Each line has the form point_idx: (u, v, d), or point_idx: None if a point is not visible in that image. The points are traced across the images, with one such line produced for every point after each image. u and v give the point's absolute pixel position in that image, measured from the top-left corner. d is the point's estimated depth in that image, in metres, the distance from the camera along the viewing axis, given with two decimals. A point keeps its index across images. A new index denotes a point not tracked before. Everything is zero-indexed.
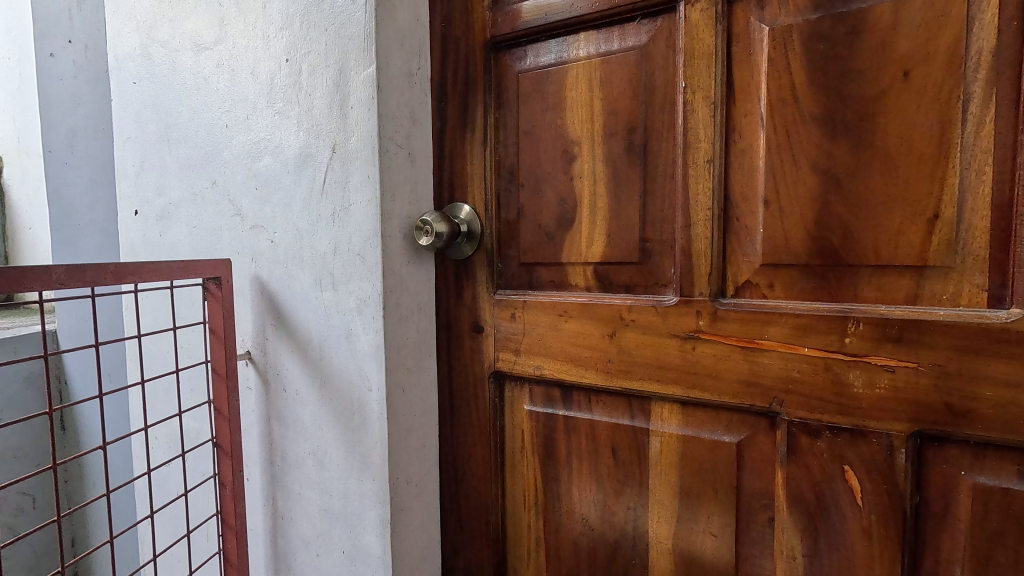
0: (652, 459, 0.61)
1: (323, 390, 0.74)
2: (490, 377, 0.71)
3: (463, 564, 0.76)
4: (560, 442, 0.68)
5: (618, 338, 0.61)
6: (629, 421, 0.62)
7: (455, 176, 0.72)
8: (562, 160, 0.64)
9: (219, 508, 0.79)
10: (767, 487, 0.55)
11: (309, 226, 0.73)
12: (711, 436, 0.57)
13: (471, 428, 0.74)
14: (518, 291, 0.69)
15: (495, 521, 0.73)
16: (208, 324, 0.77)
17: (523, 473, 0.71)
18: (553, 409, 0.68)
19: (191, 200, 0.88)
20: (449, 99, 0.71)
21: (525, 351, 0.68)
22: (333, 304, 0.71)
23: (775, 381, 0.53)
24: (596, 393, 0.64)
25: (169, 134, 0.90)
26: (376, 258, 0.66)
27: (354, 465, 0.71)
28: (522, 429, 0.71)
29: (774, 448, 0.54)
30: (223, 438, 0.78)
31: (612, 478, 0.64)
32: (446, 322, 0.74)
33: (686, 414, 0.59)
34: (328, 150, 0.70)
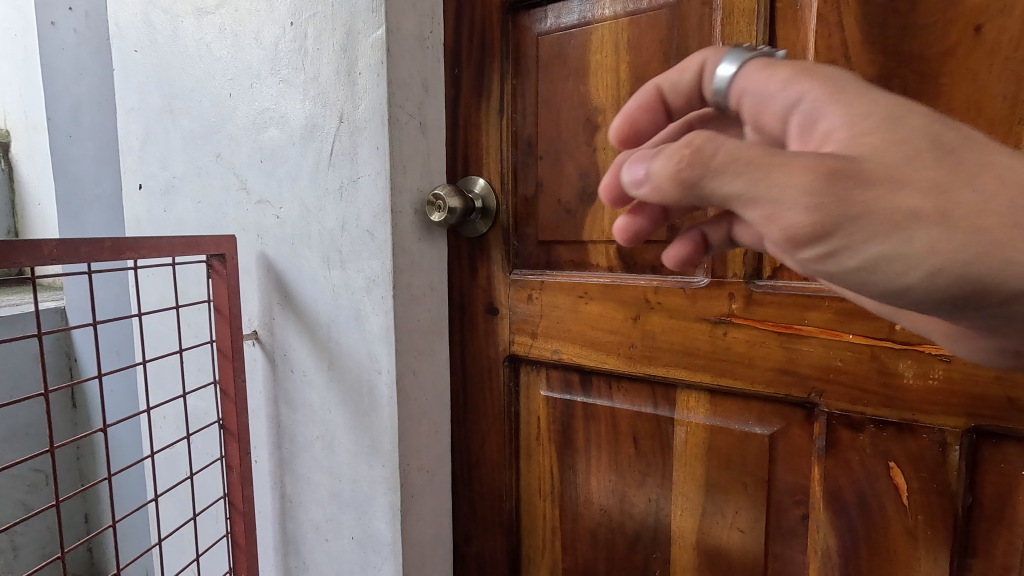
0: (675, 450, 0.58)
1: (331, 372, 0.71)
2: (505, 360, 0.68)
3: (475, 551, 0.74)
4: (578, 429, 0.64)
5: (642, 322, 0.57)
6: (652, 409, 0.59)
7: (469, 149, 0.68)
8: (583, 131, 0.60)
9: (227, 491, 0.78)
10: (801, 482, 0.51)
11: (316, 201, 0.69)
12: (741, 427, 0.54)
13: (484, 413, 0.71)
14: (536, 271, 0.65)
15: (509, 509, 0.71)
16: (211, 304, 0.75)
17: (538, 461, 0.68)
18: (570, 395, 0.65)
19: (195, 174, 0.85)
20: (464, 66, 0.67)
21: (543, 334, 0.65)
22: (341, 283, 0.68)
23: (814, 370, 0.49)
24: (617, 380, 0.61)
25: (172, 105, 0.87)
26: (386, 235, 0.62)
27: (364, 449, 0.69)
28: (538, 415, 0.68)
29: (809, 441, 0.51)
30: (229, 420, 0.76)
31: (632, 468, 0.61)
32: (459, 302, 0.71)
33: (714, 403, 0.55)
34: (335, 119, 0.66)
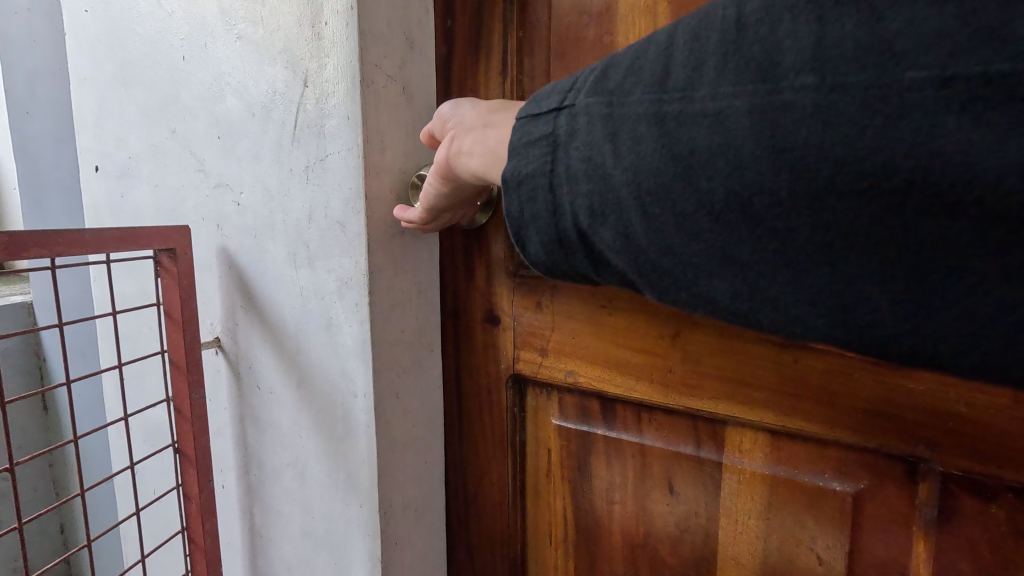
0: (724, 504, 0.47)
1: (300, 390, 0.59)
2: (508, 381, 0.57)
3: None
4: (600, 466, 0.52)
5: (684, 342, 0.46)
6: (693, 450, 0.48)
7: None
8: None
9: (184, 524, 0.66)
10: (896, 555, 0.41)
11: (280, 185, 0.57)
12: (814, 481, 0.43)
13: (483, 442, 0.59)
14: (547, 273, 0.52)
15: (514, 556, 0.59)
16: (161, 307, 0.63)
17: (549, 504, 0.56)
18: (589, 425, 0.53)
19: (151, 154, 0.73)
20: (458, 16, 0.54)
21: (554, 351, 0.53)
22: (309, 284, 0.56)
23: (925, 416, 0.38)
24: (649, 410, 0.49)
25: (126, 74, 0.74)
26: (360, 227, 0.50)
27: (337, 485, 0.57)
28: (548, 448, 0.56)
29: (912, 508, 0.40)
30: (185, 444, 0.65)
31: (665, 522, 0.50)
32: (454, 309, 0.59)
33: (778, 447, 0.44)
34: (299, 83, 0.53)
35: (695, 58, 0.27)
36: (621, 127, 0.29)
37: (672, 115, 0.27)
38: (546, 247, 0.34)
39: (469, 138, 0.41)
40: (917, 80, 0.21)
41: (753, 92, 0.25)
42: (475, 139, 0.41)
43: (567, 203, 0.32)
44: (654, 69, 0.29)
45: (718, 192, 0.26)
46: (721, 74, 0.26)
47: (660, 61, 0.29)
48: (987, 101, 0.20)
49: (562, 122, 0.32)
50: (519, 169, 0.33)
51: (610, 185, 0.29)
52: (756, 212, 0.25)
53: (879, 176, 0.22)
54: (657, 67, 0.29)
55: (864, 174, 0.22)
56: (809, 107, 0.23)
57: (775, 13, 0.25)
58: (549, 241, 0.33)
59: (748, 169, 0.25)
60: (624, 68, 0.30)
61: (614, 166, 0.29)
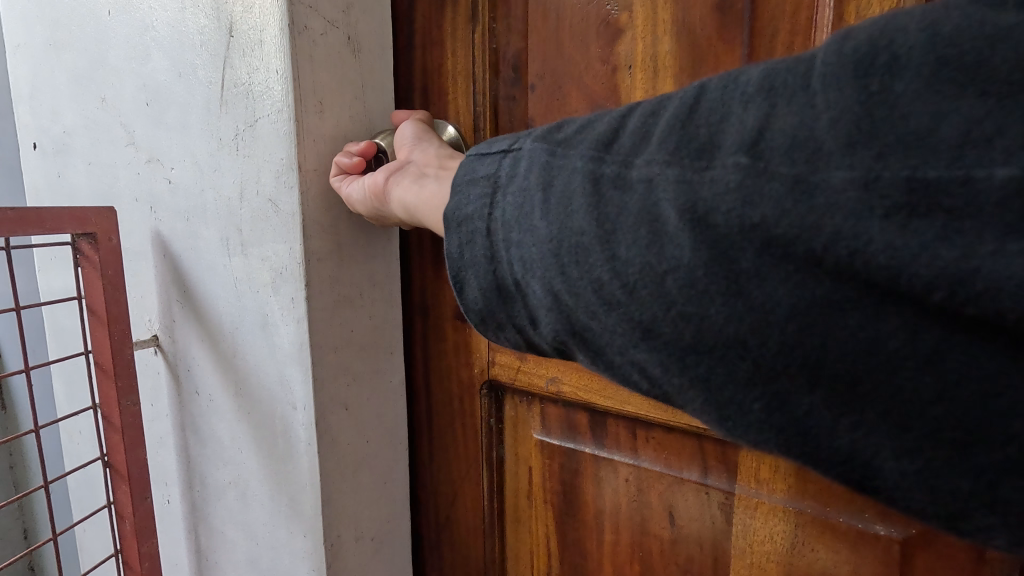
0: (740, 536, 0.42)
1: (240, 401, 0.50)
2: (483, 389, 0.50)
3: None
4: (590, 487, 0.47)
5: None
6: (700, 477, 0.42)
7: (429, 76, 0.48)
8: (597, 45, 0.42)
9: (120, 547, 0.59)
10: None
11: (209, 158, 0.48)
12: (853, 525, 0.38)
13: (458, 458, 0.52)
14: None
15: None
16: (84, 301, 0.55)
17: (529, 528, 0.51)
18: (576, 443, 0.47)
19: (83, 126, 0.64)
20: None
21: (535, 357, 0.46)
22: (243, 275, 0.47)
23: None
24: (646, 429, 0.43)
25: (54, 35, 0.65)
26: (293, 206, 0.41)
27: (281, 510, 0.48)
28: (529, 466, 0.50)
29: (977, 563, 0.35)
30: (116, 458, 0.57)
31: (667, 559, 0.45)
32: (423, 305, 0.51)
33: (805, 480, 0.39)
34: (226, 33, 0.44)
35: (645, 123, 0.25)
36: (558, 179, 0.27)
37: (609, 180, 0.25)
38: (478, 294, 0.30)
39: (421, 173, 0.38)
40: (842, 181, 0.19)
41: (687, 164, 0.22)
42: (422, 178, 0.38)
43: (504, 254, 0.28)
44: (606, 133, 0.26)
45: (636, 262, 0.23)
46: (662, 142, 0.24)
47: (613, 127, 0.26)
48: (912, 209, 0.18)
49: (507, 166, 0.29)
50: (457, 207, 0.30)
51: (536, 238, 0.27)
52: (670, 291, 0.22)
53: (809, 264, 0.19)
54: (607, 131, 0.26)
55: (793, 261, 0.20)
56: (732, 184, 0.21)
57: (732, 90, 0.23)
58: (479, 287, 0.30)
59: (667, 243, 0.22)
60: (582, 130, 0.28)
61: (542, 219, 0.27)
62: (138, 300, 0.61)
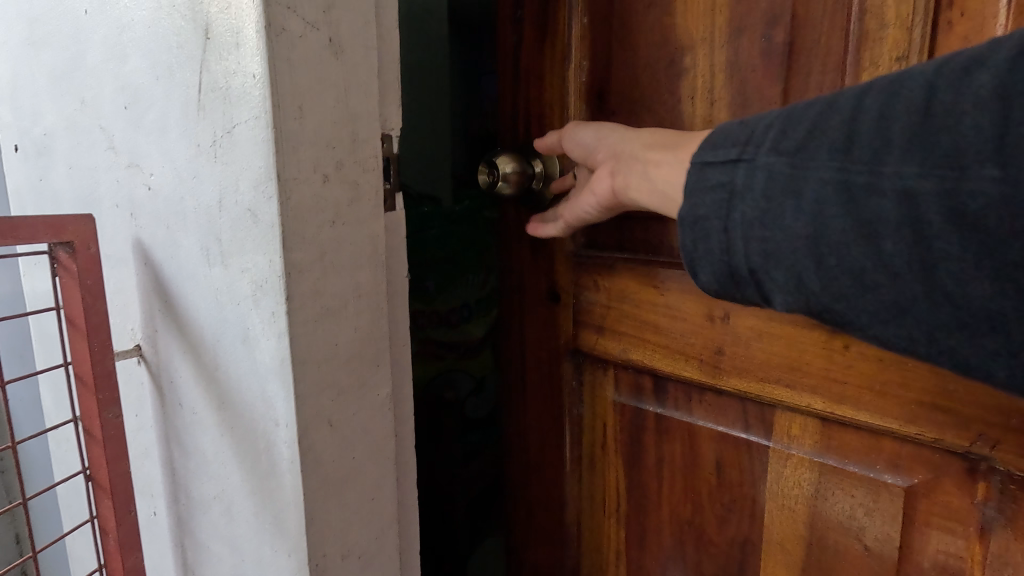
0: (772, 484, 0.51)
1: (223, 414, 0.49)
2: (569, 354, 0.64)
3: (534, 558, 0.74)
4: (650, 442, 0.59)
5: (727, 326, 0.51)
6: (743, 433, 0.52)
7: (532, 106, 0.62)
8: (665, 78, 0.52)
9: (104, 561, 0.58)
10: (950, 547, 0.43)
11: (188, 164, 0.46)
12: (865, 472, 0.46)
13: (551, 408, 0.68)
14: (603, 255, 0.59)
15: (571, 519, 0.68)
16: (63, 311, 0.53)
17: (603, 474, 0.64)
18: (642, 401, 0.59)
19: (65, 130, 0.62)
20: (527, 7, 0.61)
21: (610, 331, 0.60)
22: (224, 286, 0.45)
23: (981, 411, 0.40)
24: (700, 393, 0.55)
25: (33, 33, 0.63)
26: (272, 216, 0.40)
27: (266, 527, 0.47)
28: (604, 421, 0.63)
29: (969, 506, 0.42)
30: (99, 471, 0.55)
31: (712, 500, 0.55)
32: (521, 287, 0.68)
33: (827, 434, 0.48)
34: (202, 35, 0.42)
35: (885, 107, 0.28)
36: (804, 186, 0.30)
37: (858, 184, 0.28)
38: (713, 277, 0.36)
39: (635, 175, 0.46)
40: None
41: (942, 174, 0.25)
42: (641, 178, 0.45)
43: (739, 245, 0.33)
44: (850, 132, 0.29)
45: (902, 255, 0.27)
46: (912, 147, 0.26)
47: (851, 130, 0.29)
48: None
49: (742, 174, 0.33)
50: (693, 208, 0.35)
51: (789, 236, 0.31)
52: (935, 274, 0.26)
53: None
54: (845, 132, 0.29)
55: None
56: (992, 194, 0.24)
57: (969, 91, 0.25)
58: (717, 274, 0.35)
59: (931, 241, 0.26)
60: (824, 125, 0.30)
61: (794, 221, 0.30)
62: (120, 309, 0.59)
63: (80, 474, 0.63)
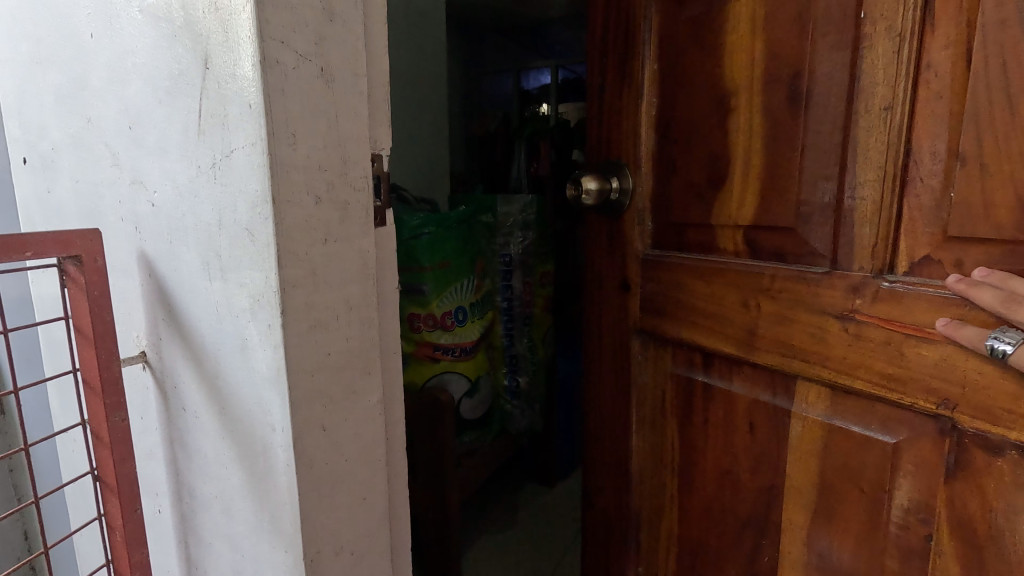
0: (790, 441, 0.55)
1: (223, 418, 0.52)
2: (636, 333, 0.68)
3: (603, 504, 0.77)
4: (699, 407, 0.63)
5: (754, 310, 0.55)
6: (769, 398, 0.56)
7: (613, 136, 0.67)
8: (714, 111, 0.56)
9: (111, 556, 0.61)
10: (923, 498, 0.46)
11: (189, 184, 0.49)
12: (861, 432, 0.49)
13: (616, 380, 0.72)
14: (664, 254, 0.63)
15: (633, 467, 0.71)
16: (70, 321, 0.56)
17: (663, 434, 0.67)
18: (691, 372, 0.63)
19: (70, 145, 0.65)
20: (609, 53, 0.66)
21: (667, 313, 0.64)
22: (223, 300, 0.48)
23: (947, 382, 0.43)
24: (738, 364, 0.58)
25: (39, 54, 0.66)
26: (267, 236, 0.43)
27: (263, 525, 0.50)
28: (664, 390, 0.66)
29: (939, 458, 0.45)
30: (106, 472, 0.58)
31: (746, 454, 0.58)
32: (596, 277, 0.72)
33: (837, 402, 0.51)
34: (201, 64, 0.45)
35: None
36: None
37: None
38: None
39: None
40: None
41: None
42: None
43: None
44: None
45: None
46: None
47: None
48: None
49: None
50: None
51: None
52: None
53: None
54: None
55: None
56: None
57: None
58: None
59: None
60: None
61: None
62: (125, 317, 0.62)
63: (87, 476, 0.66)
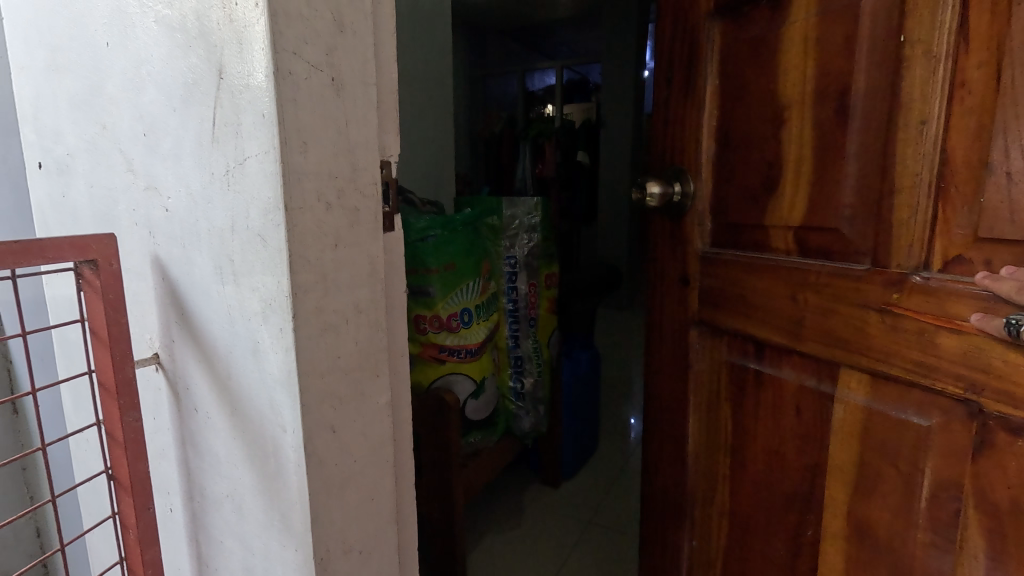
0: (832, 423, 0.54)
1: (234, 419, 0.53)
2: (695, 324, 0.69)
3: (661, 483, 0.77)
4: (750, 395, 0.63)
5: (802, 303, 0.55)
6: (815, 383, 0.56)
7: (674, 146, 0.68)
8: (768, 119, 0.57)
9: (124, 554, 0.62)
10: (950, 476, 0.45)
11: (202, 190, 0.50)
12: (896, 415, 0.49)
13: (674, 368, 0.73)
14: (722, 251, 0.64)
15: (691, 447, 0.71)
16: (86, 322, 0.57)
17: (718, 420, 0.68)
18: (744, 360, 0.64)
19: (85, 149, 0.66)
20: (674, 68, 0.68)
21: (724, 307, 0.65)
22: (236, 304, 0.49)
23: (973, 369, 0.42)
24: (787, 352, 0.58)
25: (55, 61, 0.67)
26: (279, 242, 0.44)
27: (273, 523, 0.51)
28: (718, 380, 0.67)
29: (966, 439, 0.44)
30: (120, 471, 0.60)
31: (793, 435, 0.58)
32: (659, 274, 0.74)
33: (876, 387, 0.50)
34: (215, 74, 0.46)
35: None
36: None
37: None
38: None
39: None
40: None
41: None
42: None
43: None
44: None
45: None
46: None
47: None
48: None
49: None
50: None
51: None
52: None
53: None
54: None
55: None
56: None
57: None
58: None
59: None
60: None
61: None
62: (139, 319, 0.64)
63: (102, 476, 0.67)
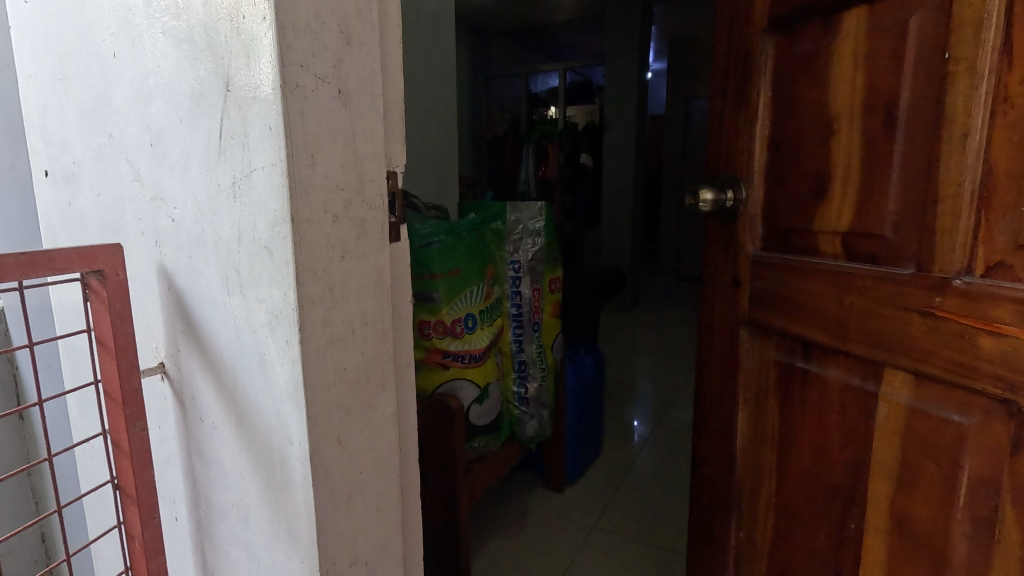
0: (876, 422, 0.53)
1: (240, 429, 0.53)
2: (745, 324, 0.69)
3: (710, 473, 0.76)
4: (797, 393, 0.62)
5: (847, 305, 0.54)
6: (860, 381, 0.55)
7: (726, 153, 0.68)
8: (819, 129, 0.57)
9: (129, 563, 0.62)
10: (991, 474, 0.44)
11: (208, 201, 0.50)
12: (939, 415, 0.48)
13: (724, 366, 0.72)
14: (770, 254, 0.64)
15: (741, 437, 0.70)
16: (91, 332, 0.57)
17: (766, 418, 0.67)
18: (790, 359, 0.63)
19: (93, 158, 0.66)
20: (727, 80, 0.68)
21: (772, 308, 0.64)
22: (242, 315, 0.49)
23: (1012, 370, 0.42)
24: (832, 352, 0.57)
25: (64, 70, 0.67)
26: (285, 255, 0.43)
27: (279, 534, 0.51)
28: (767, 379, 0.66)
29: (1007, 439, 0.43)
30: (126, 480, 0.60)
31: (838, 433, 0.58)
32: (710, 273, 0.73)
33: (919, 387, 0.49)
34: (221, 87, 0.46)
35: None
36: None
37: None
38: None
39: None
40: None
41: None
42: None
43: None
44: None
45: None
46: None
47: None
48: None
49: None
50: None
51: None
52: None
53: None
54: None
55: None
56: None
57: None
58: None
59: None
60: None
61: None
62: (145, 328, 0.64)
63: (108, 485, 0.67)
